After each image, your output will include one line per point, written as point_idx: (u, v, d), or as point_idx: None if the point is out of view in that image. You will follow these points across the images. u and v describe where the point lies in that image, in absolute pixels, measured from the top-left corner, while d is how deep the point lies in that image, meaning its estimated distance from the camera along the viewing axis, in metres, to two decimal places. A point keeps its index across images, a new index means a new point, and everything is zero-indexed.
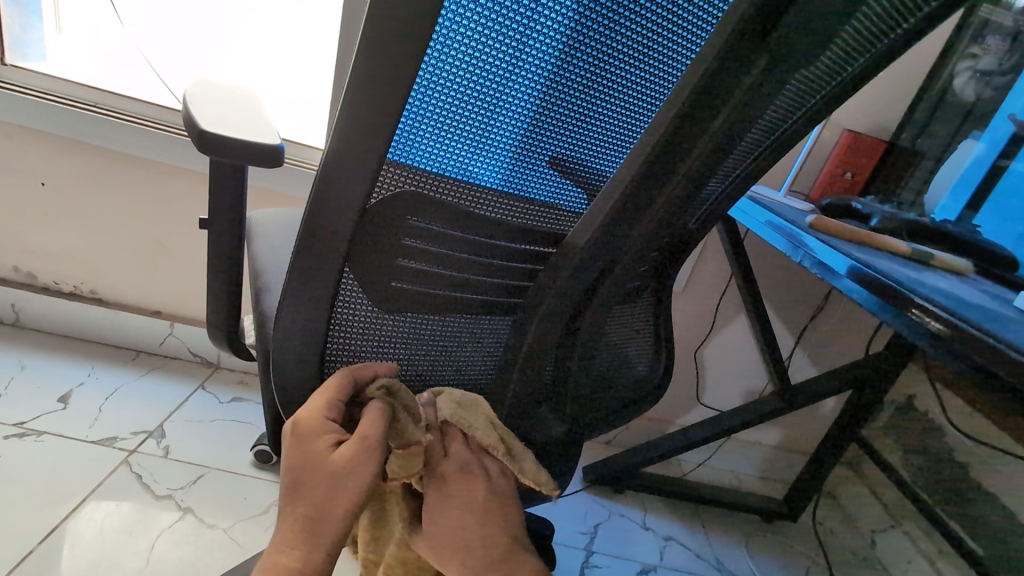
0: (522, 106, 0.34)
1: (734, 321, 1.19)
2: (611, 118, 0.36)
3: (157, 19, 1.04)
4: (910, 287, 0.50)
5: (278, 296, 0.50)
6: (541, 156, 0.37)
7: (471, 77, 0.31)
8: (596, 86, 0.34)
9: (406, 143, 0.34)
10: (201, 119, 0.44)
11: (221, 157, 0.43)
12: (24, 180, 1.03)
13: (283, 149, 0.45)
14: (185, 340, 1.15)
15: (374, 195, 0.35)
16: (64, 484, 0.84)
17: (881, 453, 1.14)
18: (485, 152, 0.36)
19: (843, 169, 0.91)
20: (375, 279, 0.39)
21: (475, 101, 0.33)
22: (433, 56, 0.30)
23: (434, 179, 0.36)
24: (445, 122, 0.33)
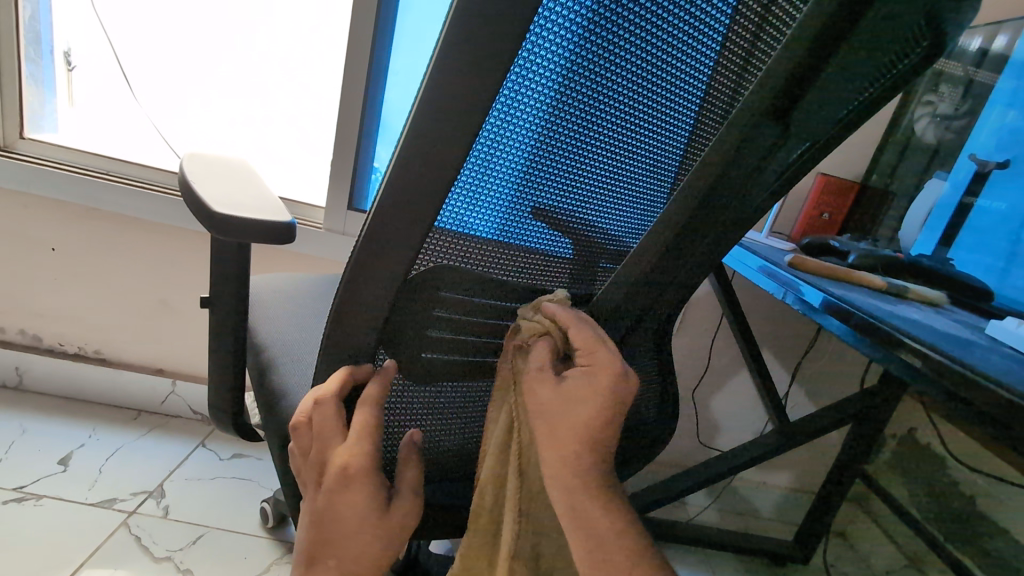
0: (562, 177, 0.36)
1: (731, 360, 1.21)
2: (623, 181, 0.39)
3: (166, 91, 1.11)
4: (887, 321, 0.52)
5: (286, 371, 0.53)
6: (572, 219, 0.40)
7: (519, 151, 0.34)
8: (625, 156, 0.37)
9: (454, 215, 0.35)
10: (211, 202, 0.47)
11: (236, 237, 0.46)
12: (35, 246, 1.06)
13: (293, 226, 0.49)
14: (186, 398, 1.15)
15: (416, 266, 0.36)
16: (61, 549, 0.83)
17: (885, 489, 1.13)
18: (523, 218, 0.38)
19: (819, 210, 0.96)
20: (411, 354, 0.40)
21: (517, 174, 0.35)
22: (490, 139, 0.32)
23: (473, 246, 0.38)
24: (490, 194, 0.35)
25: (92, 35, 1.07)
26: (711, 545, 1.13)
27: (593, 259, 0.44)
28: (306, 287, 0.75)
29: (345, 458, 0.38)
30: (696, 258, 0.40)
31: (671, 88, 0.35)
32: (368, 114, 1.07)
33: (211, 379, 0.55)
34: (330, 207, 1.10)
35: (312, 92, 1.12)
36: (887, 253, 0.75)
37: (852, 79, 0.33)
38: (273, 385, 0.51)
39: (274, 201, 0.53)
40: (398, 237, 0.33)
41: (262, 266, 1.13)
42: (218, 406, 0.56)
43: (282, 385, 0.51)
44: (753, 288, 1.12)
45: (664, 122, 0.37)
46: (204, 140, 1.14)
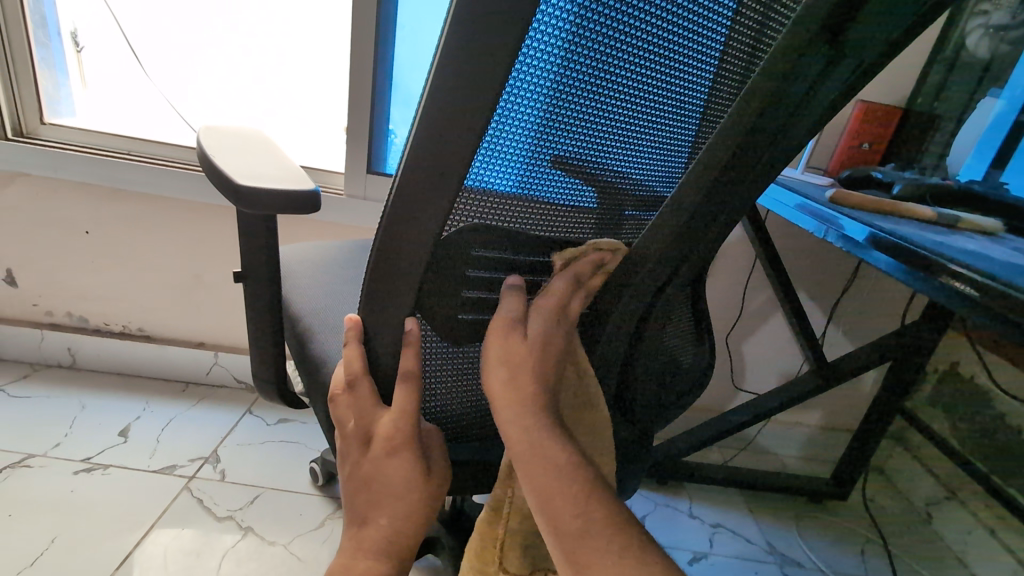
0: (595, 124, 0.34)
1: (765, 303, 1.19)
2: (655, 123, 0.37)
3: (177, 65, 1.10)
4: (937, 252, 0.49)
5: (325, 338, 0.54)
6: (605, 168, 0.38)
7: (547, 101, 0.32)
8: (658, 94, 0.35)
9: (483, 172, 0.34)
10: (233, 175, 0.47)
11: (264, 209, 0.45)
12: (70, 230, 1.09)
13: (318, 193, 0.48)
14: (229, 369, 1.20)
15: (450, 226, 0.35)
16: (132, 513, 0.88)
17: (926, 423, 1.12)
18: (556, 171, 0.36)
19: (859, 140, 0.90)
20: (447, 316, 0.40)
21: (546, 126, 0.33)
22: (517, 88, 0.30)
23: (504, 203, 0.36)
24: (519, 148, 0.34)
25: (95, 11, 1.05)
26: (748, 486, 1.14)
27: (624, 210, 0.43)
28: (334, 254, 0.75)
29: (387, 429, 0.41)
30: (739, 201, 0.38)
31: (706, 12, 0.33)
32: (378, 72, 1.03)
33: (252, 350, 0.56)
34: (349, 172, 1.09)
35: (320, 53, 1.08)
36: (934, 181, 0.72)
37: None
38: (313, 353, 0.52)
39: (295, 170, 0.52)
40: (428, 197, 0.32)
41: (289, 236, 1.14)
42: (262, 376, 0.57)
43: (323, 353, 0.52)
44: (788, 228, 1.08)
45: (699, 51, 0.34)
46: (218, 112, 1.13)
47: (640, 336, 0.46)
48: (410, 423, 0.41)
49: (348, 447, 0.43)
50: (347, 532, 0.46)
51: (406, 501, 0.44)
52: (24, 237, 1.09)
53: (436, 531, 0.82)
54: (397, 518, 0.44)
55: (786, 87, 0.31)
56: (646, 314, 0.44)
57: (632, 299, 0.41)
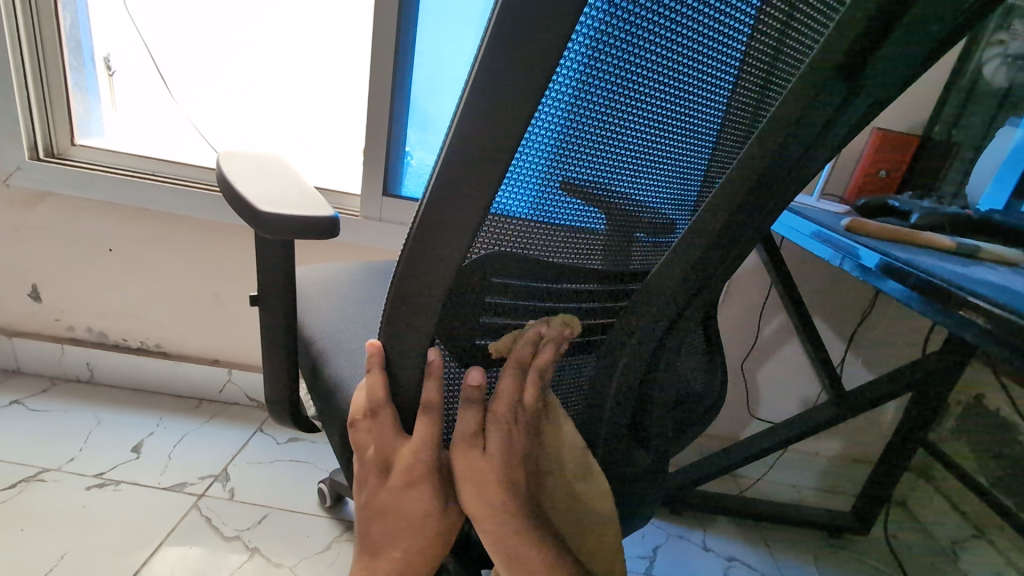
0: (615, 154, 0.35)
1: (782, 331, 1.17)
2: (670, 147, 0.37)
3: (203, 88, 1.13)
4: (956, 282, 0.48)
5: (338, 361, 0.54)
6: (625, 196, 0.38)
7: (568, 133, 0.32)
8: (676, 124, 0.36)
9: (504, 201, 0.34)
10: (255, 201, 0.48)
11: (283, 233, 0.46)
12: (94, 248, 1.12)
13: (336, 218, 0.49)
14: (242, 386, 1.20)
15: (471, 253, 0.35)
16: (142, 530, 0.88)
17: (949, 457, 1.08)
18: (576, 199, 0.37)
19: (875, 167, 0.90)
20: (464, 341, 0.40)
21: (567, 156, 0.34)
22: (540, 120, 0.31)
23: (522, 231, 0.37)
24: (539, 178, 0.34)
25: (129, 38, 1.10)
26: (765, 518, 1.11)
27: (636, 235, 0.42)
28: (348, 277, 0.76)
29: (409, 458, 0.40)
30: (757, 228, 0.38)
31: (719, 37, 0.33)
32: (397, 98, 1.06)
33: (266, 371, 0.56)
34: (365, 193, 1.10)
35: (340, 78, 1.11)
36: (953, 210, 0.70)
37: (937, 25, 0.29)
38: (327, 376, 0.52)
39: (315, 196, 0.53)
40: (452, 224, 0.32)
41: (305, 257, 1.15)
42: (274, 398, 0.57)
43: (337, 377, 0.52)
44: (803, 253, 1.07)
45: (712, 76, 0.35)
46: (240, 133, 1.16)
47: (655, 364, 0.45)
48: (431, 455, 0.41)
49: (365, 473, 0.43)
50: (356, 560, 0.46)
51: (415, 534, 0.43)
52: (49, 253, 1.12)
53: (443, 557, 0.81)
54: (410, 546, 0.44)
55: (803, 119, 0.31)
56: (660, 341, 0.43)
57: (647, 326, 0.41)
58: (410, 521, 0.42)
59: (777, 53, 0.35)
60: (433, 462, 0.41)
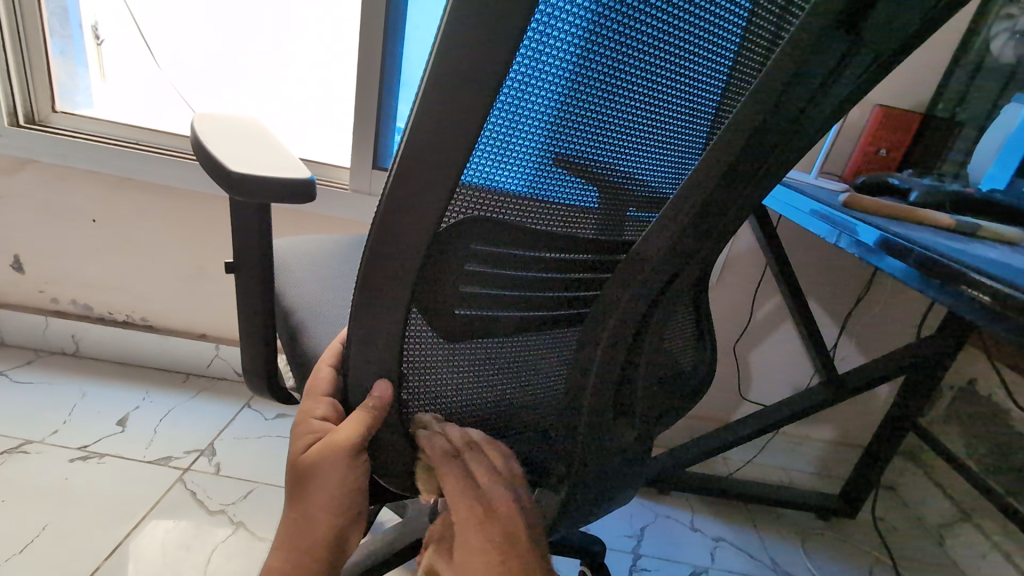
0: (601, 118, 0.32)
1: (776, 313, 1.16)
2: (663, 117, 0.35)
3: (189, 56, 1.10)
4: (951, 256, 0.47)
5: (316, 331, 0.52)
6: (613, 166, 0.36)
7: (548, 93, 0.30)
8: (670, 88, 0.33)
9: (480, 167, 0.32)
10: (228, 163, 0.45)
11: (257, 196, 0.44)
12: (77, 218, 1.09)
13: (314, 181, 0.46)
14: (230, 361, 1.19)
15: (447, 218, 0.33)
16: (125, 503, 0.88)
17: (940, 441, 1.08)
18: (559, 169, 0.34)
19: (876, 145, 0.88)
20: (443, 311, 0.38)
21: (548, 120, 0.31)
22: (516, 78, 0.29)
23: (503, 201, 0.34)
24: (520, 143, 0.32)
25: (111, 2, 1.06)
26: (753, 500, 1.11)
27: (626, 211, 0.40)
28: (333, 249, 0.74)
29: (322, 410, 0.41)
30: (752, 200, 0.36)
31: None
32: (387, 69, 1.03)
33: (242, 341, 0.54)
34: (354, 167, 1.08)
35: (331, 46, 1.08)
36: (954, 189, 0.68)
37: None
38: (304, 347, 0.51)
39: (294, 161, 0.50)
40: (429, 188, 0.31)
41: (295, 230, 1.13)
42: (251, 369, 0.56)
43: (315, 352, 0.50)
44: (800, 235, 1.05)
45: (708, 36, 0.32)
46: (227, 104, 1.13)
47: (641, 337, 0.44)
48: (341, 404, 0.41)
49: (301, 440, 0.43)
50: (286, 515, 0.45)
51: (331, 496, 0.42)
52: (32, 223, 1.10)
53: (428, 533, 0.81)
54: (332, 510, 0.42)
55: (805, 73, 0.29)
56: (648, 312, 0.41)
57: (635, 295, 0.39)
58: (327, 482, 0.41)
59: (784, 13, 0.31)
60: (343, 447, 0.39)
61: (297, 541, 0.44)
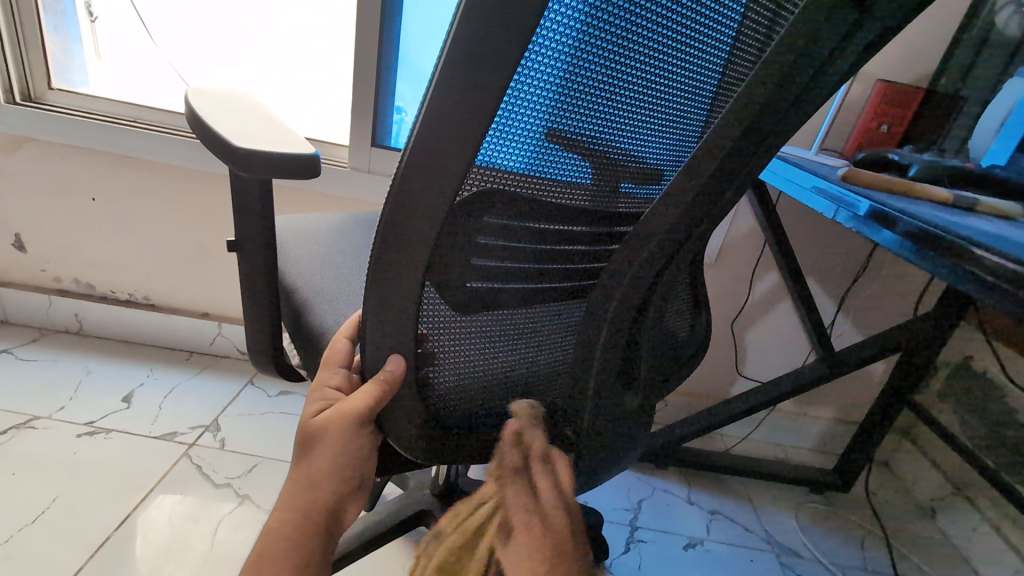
0: (615, 94, 0.32)
1: (775, 292, 1.16)
2: (666, 85, 0.34)
3: (184, 32, 1.09)
4: (952, 232, 0.47)
5: (321, 307, 0.53)
6: (623, 141, 0.36)
7: (566, 66, 0.30)
8: (680, 63, 0.33)
9: (497, 143, 0.32)
10: (231, 138, 0.45)
11: (262, 171, 0.43)
12: (77, 197, 1.09)
13: (318, 157, 0.46)
14: (233, 340, 1.20)
15: (463, 191, 0.33)
16: (133, 477, 0.90)
17: (934, 417, 1.09)
18: (572, 145, 0.34)
19: (877, 122, 0.88)
20: (456, 285, 0.38)
21: (564, 95, 0.31)
22: (536, 51, 0.28)
23: (517, 178, 0.34)
24: (536, 119, 0.32)
25: None
26: (748, 474, 1.13)
27: (619, 184, 0.39)
28: (334, 226, 0.74)
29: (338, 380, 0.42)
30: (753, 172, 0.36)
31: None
32: (385, 45, 1.01)
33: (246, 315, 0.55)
34: (353, 145, 1.07)
35: (327, 19, 1.06)
36: (953, 164, 0.68)
37: None
38: (310, 321, 0.51)
39: (294, 136, 0.50)
40: (439, 160, 0.30)
41: (295, 209, 1.13)
42: None
43: (321, 327, 0.51)
44: (800, 212, 1.05)
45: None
46: (224, 80, 1.12)
47: (646, 309, 0.44)
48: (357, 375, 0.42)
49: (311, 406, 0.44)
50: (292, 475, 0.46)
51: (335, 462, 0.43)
52: (33, 202, 1.10)
53: (430, 504, 0.82)
54: (335, 475, 0.43)
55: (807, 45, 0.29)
56: (653, 284, 0.42)
57: (640, 268, 0.40)
58: (334, 448, 0.42)
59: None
60: (353, 418, 0.40)
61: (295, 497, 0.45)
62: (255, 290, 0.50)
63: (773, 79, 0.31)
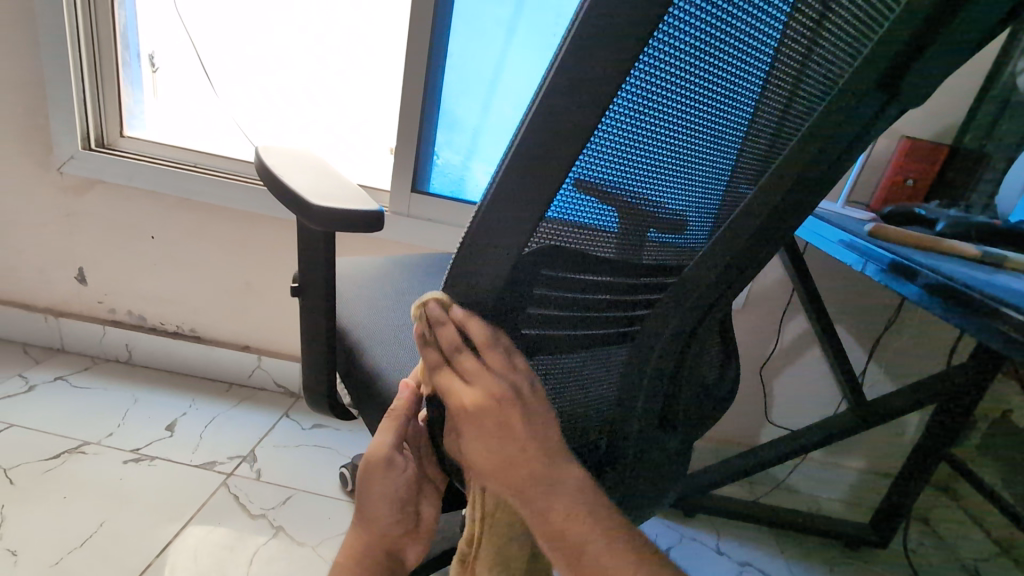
0: (665, 154, 0.32)
1: (804, 338, 1.17)
2: (699, 133, 0.33)
3: (245, 87, 1.19)
4: (987, 292, 0.48)
5: (376, 350, 0.57)
6: (666, 199, 0.36)
7: (635, 135, 0.30)
8: (725, 124, 0.33)
9: (563, 205, 0.31)
10: (305, 195, 0.49)
11: (332, 225, 0.47)
12: (138, 235, 1.17)
13: (382, 212, 0.50)
14: (271, 373, 1.25)
15: (530, 244, 0.33)
16: (174, 504, 0.93)
17: (974, 472, 1.06)
18: (626, 204, 0.34)
19: (903, 175, 0.90)
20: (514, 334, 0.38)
21: (630, 159, 0.31)
22: (610, 123, 0.28)
23: (577, 236, 0.34)
24: (602, 182, 0.31)
25: (175, 37, 1.15)
26: (780, 525, 1.10)
27: (661, 236, 0.38)
28: (384, 270, 0.79)
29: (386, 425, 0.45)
30: (788, 230, 0.39)
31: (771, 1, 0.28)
32: (428, 99, 1.09)
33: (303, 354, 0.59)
34: (394, 190, 1.14)
35: (375, 76, 1.15)
36: (981, 219, 0.70)
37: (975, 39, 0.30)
38: (365, 361, 0.55)
39: (358, 192, 0.54)
40: None
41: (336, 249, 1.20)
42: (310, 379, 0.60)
43: (379, 370, 0.54)
44: (827, 260, 1.07)
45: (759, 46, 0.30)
46: (277, 129, 1.21)
47: (686, 355, 0.47)
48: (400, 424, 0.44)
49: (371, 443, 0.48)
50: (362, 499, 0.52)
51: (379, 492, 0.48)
52: (98, 239, 1.18)
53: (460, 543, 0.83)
54: (385, 501, 0.49)
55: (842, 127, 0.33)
56: (692, 332, 0.45)
57: (681, 317, 0.43)
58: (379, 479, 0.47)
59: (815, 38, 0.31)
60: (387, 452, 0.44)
61: (364, 510, 0.51)
62: (315, 331, 0.54)
63: (810, 153, 0.34)
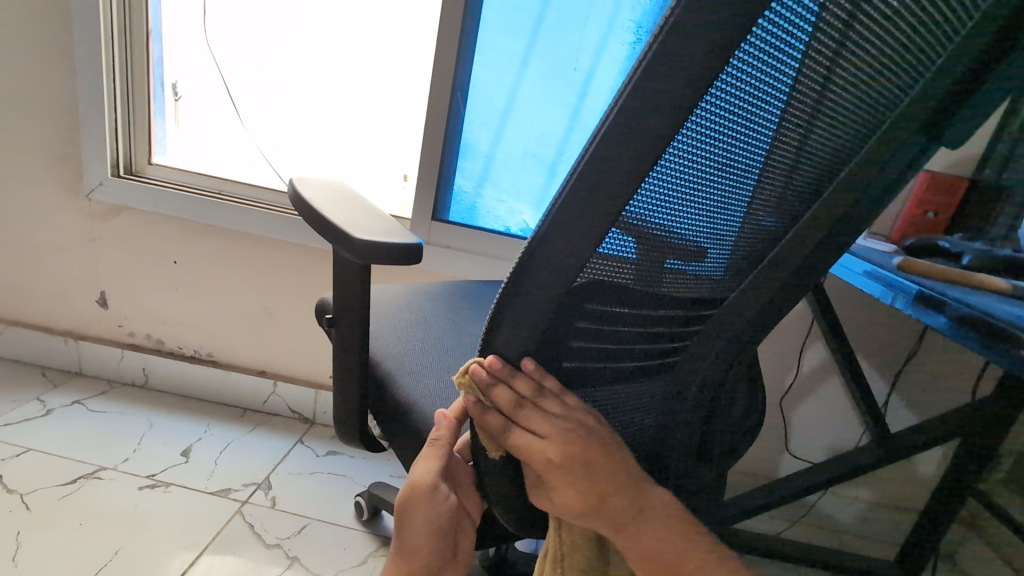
0: (706, 188, 0.33)
1: (824, 369, 1.16)
2: (729, 160, 0.32)
3: (271, 117, 1.22)
4: (1018, 326, 0.47)
5: (410, 378, 0.57)
6: (694, 227, 0.35)
7: (687, 171, 0.31)
8: (757, 153, 0.33)
9: (616, 237, 0.32)
10: (345, 227, 0.50)
11: (372, 257, 0.48)
12: (161, 259, 1.19)
13: (421, 244, 0.51)
14: (286, 398, 1.24)
15: (581, 276, 0.34)
16: (189, 532, 0.92)
17: (1003, 509, 1.04)
18: (670, 238, 0.35)
19: (923, 208, 0.91)
20: (557, 365, 0.39)
21: (680, 194, 0.32)
22: (667, 159, 0.29)
23: (623, 269, 0.35)
24: (652, 217, 0.32)
25: (205, 68, 1.19)
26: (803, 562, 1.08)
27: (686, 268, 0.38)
28: (412, 297, 0.80)
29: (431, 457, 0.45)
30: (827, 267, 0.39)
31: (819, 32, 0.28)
32: (451, 130, 1.11)
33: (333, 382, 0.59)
34: (415, 219, 1.16)
35: (398, 108, 1.18)
36: (1006, 253, 0.70)
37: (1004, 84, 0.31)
38: (397, 392, 0.55)
39: (394, 224, 0.55)
40: None
41: None
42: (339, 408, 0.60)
43: (411, 400, 0.54)
44: (846, 291, 1.07)
45: (787, 71, 0.29)
46: (301, 157, 1.23)
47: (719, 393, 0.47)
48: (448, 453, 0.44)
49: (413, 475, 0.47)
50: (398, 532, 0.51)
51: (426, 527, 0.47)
52: (121, 263, 1.20)
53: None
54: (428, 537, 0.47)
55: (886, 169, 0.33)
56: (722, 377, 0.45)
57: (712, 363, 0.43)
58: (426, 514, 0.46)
59: (838, 67, 0.30)
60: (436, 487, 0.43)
61: (405, 547, 0.50)
62: (348, 360, 0.55)
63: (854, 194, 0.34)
